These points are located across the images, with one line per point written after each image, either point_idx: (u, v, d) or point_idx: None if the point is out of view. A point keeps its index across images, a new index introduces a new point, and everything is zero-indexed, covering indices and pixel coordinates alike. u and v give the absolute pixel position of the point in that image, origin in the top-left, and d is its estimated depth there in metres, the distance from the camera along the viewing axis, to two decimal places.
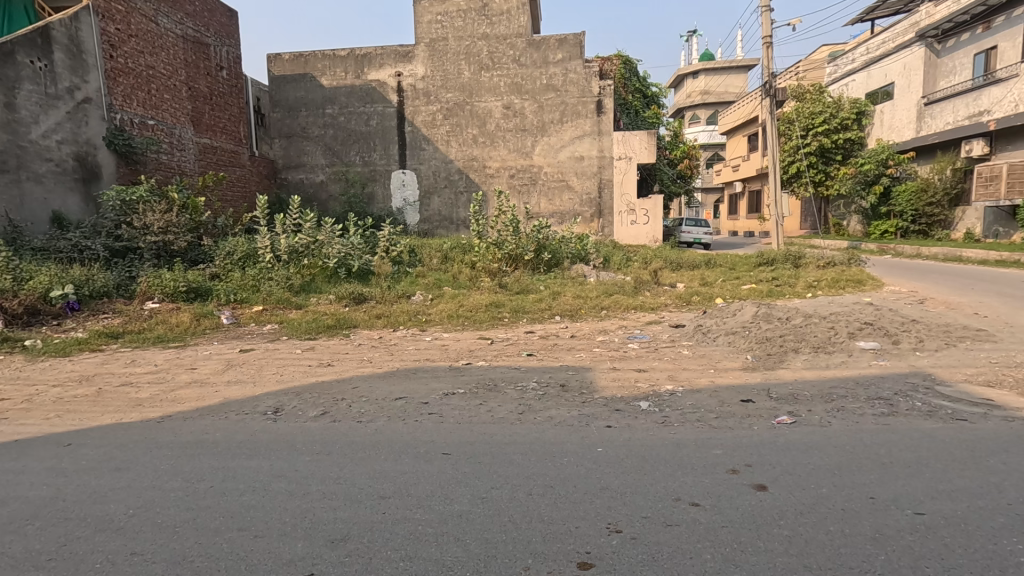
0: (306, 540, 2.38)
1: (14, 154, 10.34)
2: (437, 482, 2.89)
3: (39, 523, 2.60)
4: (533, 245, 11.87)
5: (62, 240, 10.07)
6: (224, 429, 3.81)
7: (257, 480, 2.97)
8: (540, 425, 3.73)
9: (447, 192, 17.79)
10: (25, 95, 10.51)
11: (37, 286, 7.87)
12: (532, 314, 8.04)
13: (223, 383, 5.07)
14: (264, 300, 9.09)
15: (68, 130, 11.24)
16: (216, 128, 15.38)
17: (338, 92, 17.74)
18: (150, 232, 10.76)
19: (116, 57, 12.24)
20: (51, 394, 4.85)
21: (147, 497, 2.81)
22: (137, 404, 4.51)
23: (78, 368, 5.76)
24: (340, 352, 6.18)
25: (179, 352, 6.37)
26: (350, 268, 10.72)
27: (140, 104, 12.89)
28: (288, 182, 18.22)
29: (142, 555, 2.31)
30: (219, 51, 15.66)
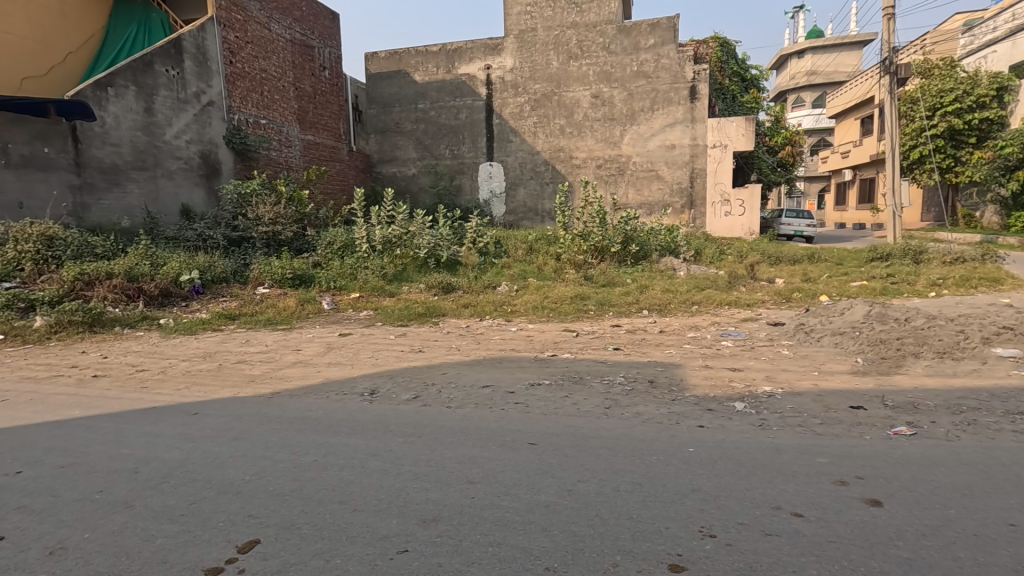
0: (400, 518, 2.49)
1: (152, 153, 11.66)
2: (523, 471, 2.91)
3: (172, 482, 2.92)
4: (620, 237, 11.60)
5: (189, 231, 11.24)
6: (325, 407, 4.10)
7: (356, 457, 3.15)
8: (627, 420, 3.65)
9: (532, 184, 17.84)
10: (161, 100, 11.77)
11: (169, 271, 8.84)
12: (618, 307, 7.90)
13: (324, 364, 5.44)
14: (361, 288, 9.62)
15: (195, 130, 12.51)
16: (318, 125, 16.48)
17: (429, 87, 18.27)
18: (262, 223, 11.72)
19: (235, 62, 13.46)
20: (180, 367, 5.46)
21: (260, 465, 3.08)
22: (251, 379, 4.97)
23: (203, 345, 6.42)
24: (430, 339, 6.41)
25: (286, 334, 6.92)
26: (439, 258, 11.07)
27: (254, 105, 14.12)
28: (382, 175, 19.09)
29: (257, 518, 2.53)
30: (322, 53, 16.73)
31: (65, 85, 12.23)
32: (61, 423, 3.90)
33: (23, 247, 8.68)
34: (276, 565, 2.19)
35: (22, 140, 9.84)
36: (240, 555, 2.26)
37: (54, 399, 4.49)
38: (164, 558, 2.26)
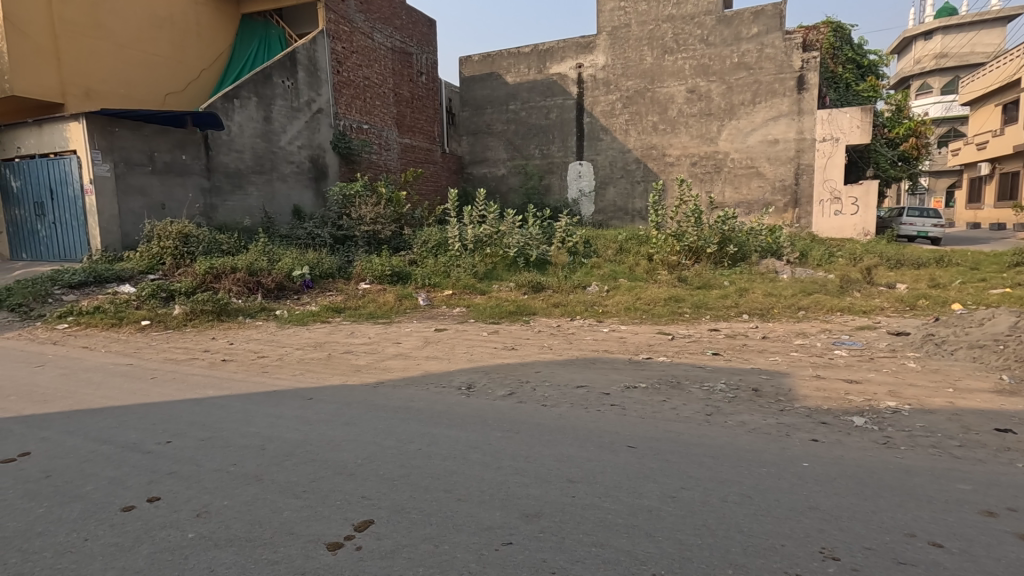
0: (503, 510, 2.55)
1: (269, 158, 12.79)
2: (623, 474, 2.87)
3: (294, 461, 3.17)
4: (717, 237, 11.08)
5: (300, 229, 12.17)
6: (426, 398, 4.28)
7: (458, 449, 3.26)
8: (732, 429, 3.48)
9: (623, 183, 17.51)
10: (278, 109, 12.83)
11: (284, 267, 9.61)
12: (716, 311, 7.55)
13: (423, 357, 5.68)
14: (454, 285, 9.92)
15: (306, 136, 13.59)
16: (415, 128, 17.28)
17: (520, 88, 18.45)
18: (363, 222, 12.44)
19: (341, 72, 14.50)
20: (295, 355, 5.93)
21: (370, 450, 3.28)
22: (358, 369, 5.30)
23: (313, 335, 6.93)
24: (522, 337, 6.48)
25: (386, 328, 7.30)
26: (529, 257, 11.17)
27: (357, 111, 15.15)
28: (473, 176, 19.57)
29: (370, 500, 2.69)
30: (420, 59, 17.51)
31: (198, 98, 13.75)
32: (200, 401, 4.36)
33: (165, 244, 9.82)
34: (390, 545, 2.32)
35: (165, 148, 10.90)
36: (357, 533, 2.41)
37: (192, 379, 5.05)
38: (291, 529, 2.46)
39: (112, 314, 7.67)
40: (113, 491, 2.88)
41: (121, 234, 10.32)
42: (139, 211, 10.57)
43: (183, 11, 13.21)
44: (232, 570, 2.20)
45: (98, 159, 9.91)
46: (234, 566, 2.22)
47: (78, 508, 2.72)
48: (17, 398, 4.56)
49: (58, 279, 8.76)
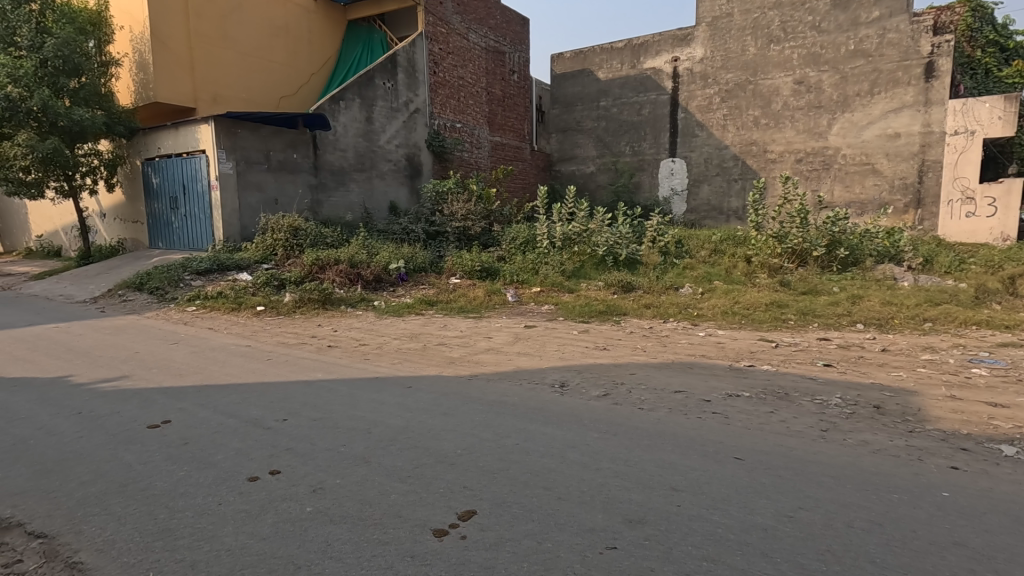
0: (605, 513, 2.50)
1: (370, 156, 13.49)
2: (731, 486, 2.73)
3: (397, 446, 3.30)
4: (825, 239, 10.30)
5: (396, 225, 12.70)
6: (520, 394, 4.31)
7: (556, 446, 3.25)
8: (852, 448, 3.19)
9: (718, 180, 16.69)
10: (379, 110, 13.50)
11: (381, 261, 10.07)
12: (824, 319, 7.01)
13: (514, 352, 5.74)
14: (541, 283, 9.92)
15: (403, 135, 14.23)
16: (505, 126, 17.58)
17: (612, 84, 18.10)
18: (455, 218, 12.75)
19: (438, 72, 15.04)
20: (393, 345, 6.19)
21: (469, 441, 3.34)
22: (452, 361, 5.44)
23: (409, 326, 7.21)
24: (613, 338, 6.36)
25: (477, 322, 7.44)
26: (618, 256, 10.95)
27: (451, 110, 15.65)
28: (562, 174, 19.50)
29: (471, 490, 2.74)
30: (512, 58, 17.76)
31: (308, 101, 14.74)
32: (310, 383, 4.67)
33: (277, 236, 10.61)
34: (493, 537, 2.34)
35: (279, 148, 11.78)
36: (461, 522, 2.46)
37: (303, 362, 5.44)
38: (398, 512, 2.56)
39: (232, 300, 8.42)
40: (241, 461, 3.15)
41: (240, 227, 11.29)
42: (256, 205, 11.50)
43: (297, 20, 14.21)
44: (347, 545, 2.32)
45: (223, 158, 10.89)
46: (348, 542, 2.34)
47: (212, 474, 3.00)
48: (158, 371, 5.14)
49: (188, 266, 9.73)
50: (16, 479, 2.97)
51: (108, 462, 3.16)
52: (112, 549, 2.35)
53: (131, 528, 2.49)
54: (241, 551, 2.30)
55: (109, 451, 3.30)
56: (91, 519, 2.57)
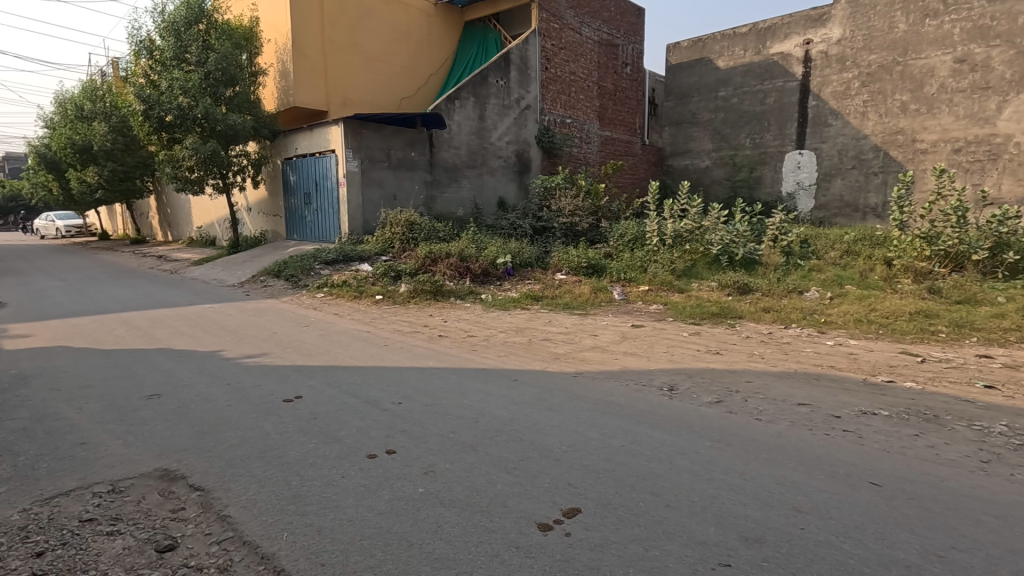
0: (719, 528, 2.36)
1: (482, 153, 13.91)
2: (866, 514, 2.46)
3: (503, 437, 3.37)
4: (989, 241, 8.92)
5: (505, 220, 12.96)
6: (627, 394, 4.21)
7: (664, 451, 3.13)
8: (1023, 486, 2.73)
9: (854, 174, 15.09)
10: (491, 108, 13.88)
11: (490, 255, 10.32)
12: (985, 333, 6.08)
13: (620, 351, 5.62)
14: (649, 281, 9.61)
15: (514, 132, 14.50)
16: (616, 121, 17.33)
17: (734, 72, 17.01)
18: (562, 214, 12.74)
19: (549, 68, 15.17)
20: (500, 337, 6.33)
21: (574, 438, 3.32)
22: (557, 357, 5.45)
23: (515, 320, 7.33)
24: (727, 342, 6.00)
25: (583, 319, 7.39)
26: (733, 256, 10.32)
27: (562, 106, 15.70)
28: (674, 169, 18.77)
29: (576, 488, 2.72)
30: (626, 50, 17.38)
31: (426, 101, 15.46)
32: (423, 370, 4.92)
33: (395, 230, 11.27)
34: (598, 538, 2.31)
35: (399, 146, 12.49)
36: (565, 519, 2.46)
37: (416, 349, 5.73)
38: (504, 502, 2.61)
39: (355, 288, 9.10)
40: (361, 438, 3.38)
41: (363, 221, 12.14)
42: (377, 201, 12.28)
43: (418, 24, 14.97)
44: (456, 529, 2.41)
45: (350, 156, 11.77)
46: (457, 526, 2.43)
47: (337, 448, 3.26)
48: (293, 350, 5.70)
49: (318, 257, 10.65)
50: (180, 438, 3.44)
51: (251, 429, 3.55)
52: (254, 507, 2.63)
53: (270, 491, 2.77)
54: (361, 523, 2.47)
55: (252, 420, 3.71)
56: (238, 479, 2.90)
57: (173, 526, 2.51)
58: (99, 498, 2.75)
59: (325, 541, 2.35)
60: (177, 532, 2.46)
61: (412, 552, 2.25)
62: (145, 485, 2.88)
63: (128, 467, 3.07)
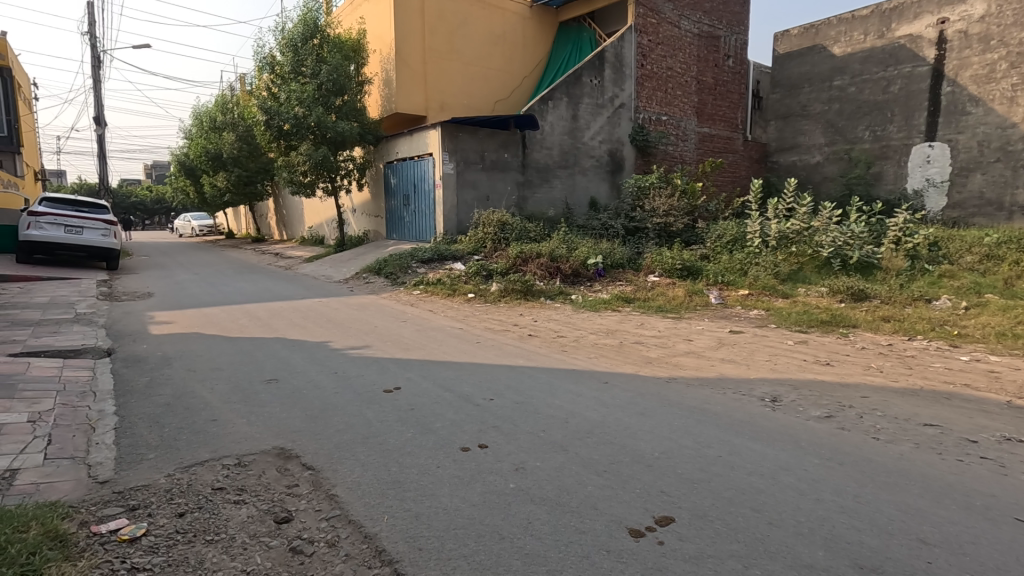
0: (828, 552, 2.20)
1: (574, 152, 13.87)
2: (1009, 554, 2.17)
3: (594, 439, 3.34)
4: None
5: (596, 220, 12.81)
6: (725, 403, 4.02)
7: (766, 465, 2.96)
8: None
9: (998, 168, 13.30)
10: (584, 107, 13.83)
11: (580, 256, 10.26)
12: None
13: (718, 358, 5.37)
14: (750, 285, 9.07)
15: (607, 131, 14.34)
16: (716, 116, 16.58)
17: (851, 59, 15.64)
18: (656, 214, 12.39)
19: (645, 65, 14.88)
20: (590, 339, 6.28)
21: (668, 445, 3.23)
22: (649, 361, 5.31)
23: (606, 322, 7.25)
24: (839, 352, 5.53)
25: (676, 323, 7.14)
26: (847, 259, 9.53)
27: (657, 103, 15.28)
28: (779, 166, 17.59)
29: (669, 497, 2.64)
30: (728, 41, 16.57)
31: (519, 102, 15.66)
32: (513, 368, 5.01)
33: (487, 230, 11.53)
34: (693, 550, 2.24)
35: (493, 148, 12.76)
36: (657, 527, 2.40)
37: (507, 347, 5.84)
38: (595, 504, 2.59)
39: (448, 286, 9.42)
40: (455, 431, 3.51)
41: (457, 221, 12.53)
42: (471, 202, 12.62)
43: (514, 27, 15.22)
44: (546, 527, 2.43)
45: (446, 159, 12.20)
46: (547, 524, 2.45)
47: (432, 439, 3.40)
48: (392, 343, 6.02)
49: (415, 255, 11.14)
50: (294, 420, 3.76)
51: (356, 416, 3.80)
52: (358, 489, 2.81)
53: (372, 475, 2.95)
54: (455, 513, 2.56)
55: (356, 407, 3.97)
56: (344, 462, 3.12)
57: (289, 500, 2.75)
58: (228, 470, 3.07)
59: (422, 526, 2.47)
60: (292, 506, 2.69)
61: (504, 545, 2.31)
62: (265, 461, 3.18)
63: (252, 443, 3.40)
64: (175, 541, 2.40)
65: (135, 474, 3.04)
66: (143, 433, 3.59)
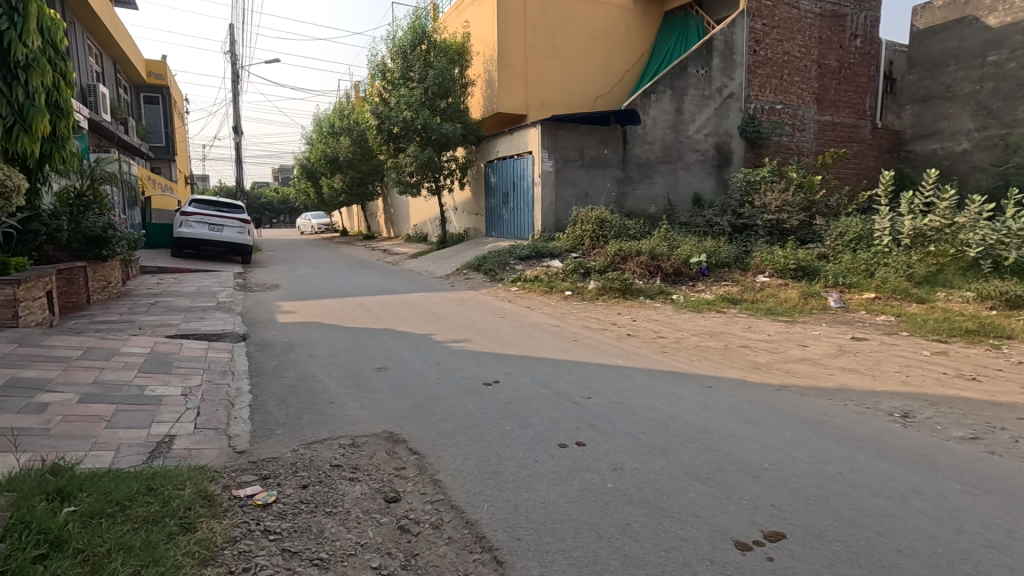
0: None
1: (678, 147, 13.36)
2: None
3: (696, 444, 3.22)
4: None
5: (700, 217, 12.24)
6: (845, 416, 3.69)
7: (894, 487, 2.69)
8: None
9: None
10: (690, 99, 13.28)
11: (682, 254, 9.87)
12: None
13: (838, 367, 4.93)
14: (877, 288, 8.24)
15: (714, 124, 13.67)
16: (839, 103, 15.20)
17: (1010, 30, 13.61)
18: (768, 210, 11.61)
19: (758, 51, 13.98)
20: (692, 341, 6.04)
21: (778, 457, 3.03)
22: (757, 366, 5.01)
23: (709, 324, 6.92)
24: (987, 366, 4.85)
25: (789, 327, 6.65)
26: (1000, 260, 8.35)
27: (772, 91, 14.29)
28: (916, 156, 15.74)
29: (780, 511, 2.48)
30: (856, 19, 15.13)
31: (621, 97, 15.35)
32: (611, 367, 4.95)
33: (586, 227, 11.43)
34: (807, 570, 2.09)
35: (593, 144, 12.62)
36: (767, 542, 2.27)
37: (604, 346, 5.78)
38: (697, 512, 2.50)
39: (546, 283, 9.46)
40: (552, 427, 3.54)
41: (555, 218, 12.55)
42: (569, 199, 12.57)
43: (617, 21, 14.95)
44: (646, 530, 2.39)
45: (546, 157, 12.26)
46: (645, 527, 2.41)
47: (530, 434, 3.46)
48: (491, 338, 6.19)
49: (514, 252, 11.31)
50: (401, 407, 3.99)
51: (457, 406, 3.96)
52: (460, 476, 2.94)
53: (472, 464, 3.07)
54: (552, 507, 2.59)
55: (457, 398, 4.14)
56: (446, 450, 3.26)
57: (398, 481, 2.94)
58: (343, 449, 3.33)
59: (520, 518, 2.52)
60: (400, 487, 2.87)
61: (601, 544, 2.30)
62: (376, 443, 3.42)
63: (364, 426, 3.66)
64: (301, 510, 2.65)
65: (267, 446, 3.39)
66: (272, 411, 3.99)
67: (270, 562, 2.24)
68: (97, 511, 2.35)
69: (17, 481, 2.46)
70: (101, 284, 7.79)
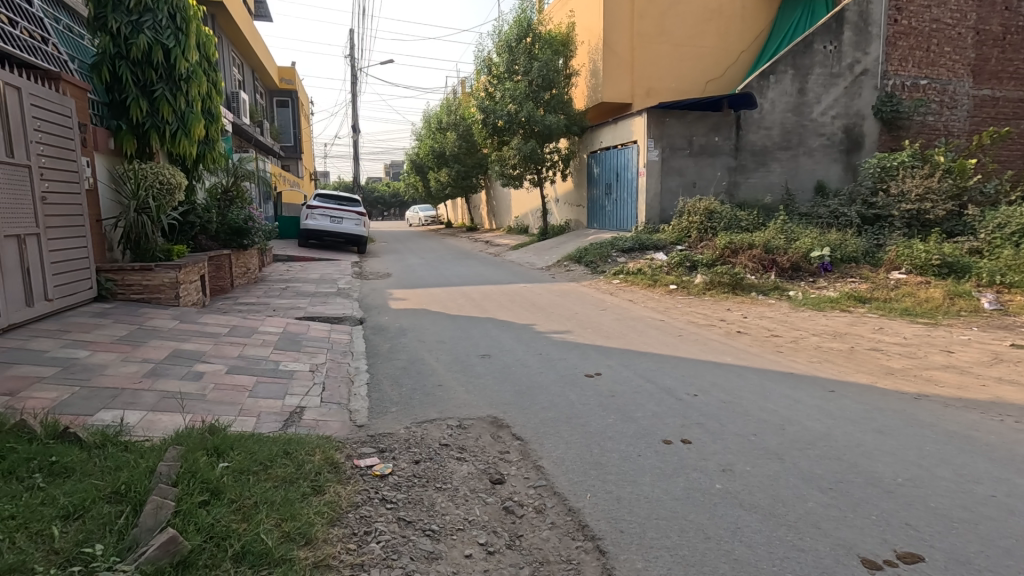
0: None
1: (799, 131, 12.34)
2: None
3: (817, 452, 3.00)
4: None
5: (824, 208, 11.23)
6: (1001, 433, 3.24)
7: None
8: None
9: None
10: (815, 78, 12.19)
11: (802, 247, 9.13)
12: None
13: (993, 377, 4.32)
14: None
15: (843, 104, 12.45)
16: (1003, 73, 13.15)
17: None
18: (906, 199, 10.41)
19: (900, 20, 12.50)
20: (812, 341, 5.59)
21: (915, 472, 2.73)
22: (890, 372, 4.53)
23: (832, 323, 6.36)
24: None
25: (929, 330, 5.92)
26: None
27: (915, 65, 12.72)
28: None
29: (916, 531, 2.25)
30: None
31: (735, 80, 14.44)
32: (721, 365, 4.72)
33: (693, 218, 10.94)
34: None
35: (703, 131, 12.02)
36: (900, 562, 2.07)
37: (713, 343, 5.53)
38: (817, 523, 2.34)
39: (650, 276, 9.21)
40: (656, 423, 3.46)
41: (660, 209, 12.14)
42: (676, 189, 12.10)
43: None
44: (758, 535, 2.27)
45: (651, 146, 11.89)
46: (758, 532, 2.29)
47: (634, 428, 3.41)
48: (592, 330, 6.16)
49: (616, 244, 11.11)
50: (505, 393, 4.10)
51: (559, 396, 4.00)
52: (563, 464, 2.97)
53: (574, 454, 3.09)
54: (657, 503, 2.55)
55: (559, 388, 4.18)
56: (549, 438, 3.31)
57: (502, 464, 3.03)
58: (451, 429, 3.50)
59: (623, 510, 2.51)
60: (504, 470, 2.96)
61: (709, 545, 2.23)
62: (481, 426, 3.55)
63: (470, 409, 3.82)
64: (413, 483, 2.83)
65: (383, 422, 3.66)
66: (387, 390, 4.29)
67: (388, 528, 2.42)
68: (246, 468, 2.68)
69: (184, 437, 2.88)
70: (242, 270, 8.78)
